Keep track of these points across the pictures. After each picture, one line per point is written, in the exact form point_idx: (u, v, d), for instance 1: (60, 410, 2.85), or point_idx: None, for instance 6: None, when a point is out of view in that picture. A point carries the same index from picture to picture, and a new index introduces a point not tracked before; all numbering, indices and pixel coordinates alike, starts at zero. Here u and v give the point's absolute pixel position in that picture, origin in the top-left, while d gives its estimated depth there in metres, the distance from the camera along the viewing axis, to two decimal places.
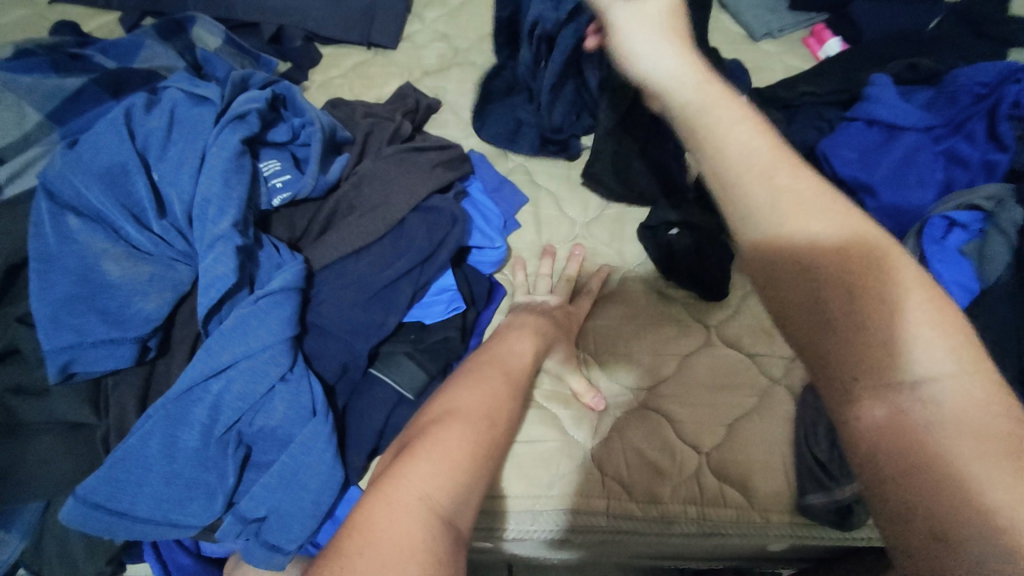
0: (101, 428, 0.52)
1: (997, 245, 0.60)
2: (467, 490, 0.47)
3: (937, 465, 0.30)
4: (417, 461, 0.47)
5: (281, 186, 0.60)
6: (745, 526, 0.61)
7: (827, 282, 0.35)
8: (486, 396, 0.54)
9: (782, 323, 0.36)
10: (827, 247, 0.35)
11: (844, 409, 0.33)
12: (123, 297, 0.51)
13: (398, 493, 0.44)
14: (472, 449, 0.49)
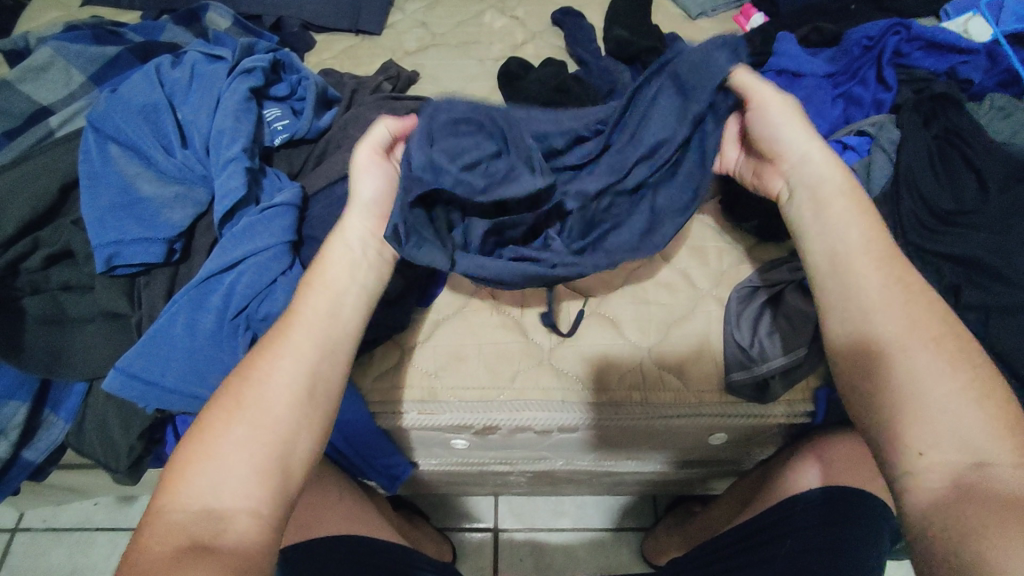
0: (135, 316, 0.63)
1: (881, 161, 0.72)
2: (241, 479, 0.44)
3: (992, 519, 0.41)
4: (181, 473, 0.44)
5: (281, 129, 0.72)
6: (683, 406, 0.70)
7: (917, 376, 0.47)
8: (266, 373, 0.48)
9: (872, 391, 0.48)
10: (915, 350, 0.48)
11: (911, 467, 0.45)
12: (154, 207, 0.63)
13: (158, 520, 0.42)
14: (239, 438, 0.45)
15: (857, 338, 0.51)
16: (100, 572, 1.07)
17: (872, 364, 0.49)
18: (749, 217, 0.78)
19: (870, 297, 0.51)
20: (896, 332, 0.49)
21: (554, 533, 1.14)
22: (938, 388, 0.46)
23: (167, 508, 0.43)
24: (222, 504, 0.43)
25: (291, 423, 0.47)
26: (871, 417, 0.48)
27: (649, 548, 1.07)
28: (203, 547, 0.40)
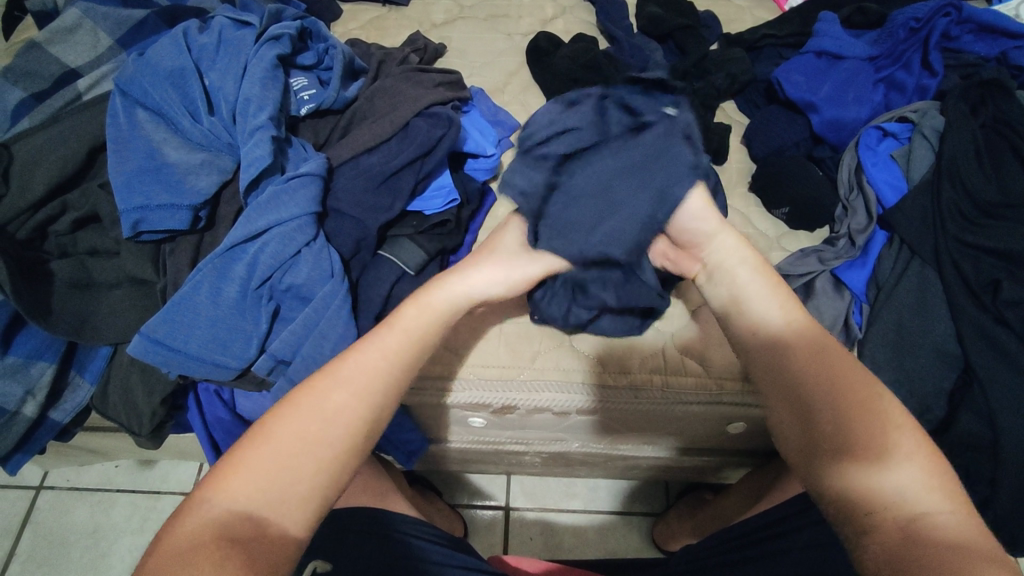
0: (160, 283, 0.63)
1: (921, 150, 0.71)
2: (290, 493, 0.41)
3: (948, 553, 0.37)
4: (229, 469, 0.41)
5: (307, 98, 0.71)
6: (704, 394, 0.69)
7: (844, 394, 0.44)
8: (338, 389, 0.45)
9: (798, 410, 0.46)
10: (839, 367, 0.46)
11: (864, 496, 0.41)
12: (181, 173, 0.62)
13: (198, 512, 0.39)
14: (295, 449, 0.42)
15: (770, 367, 0.48)
16: (119, 533, 1.10)
17: (792, 387, 0.46)
18: (780, 204, 0.75)
19: (775, 326, 0.49)
20: (809, 351, 0.47)
21: (565, 515, 1.14)
22: (862, 413, 0.43)
23: (210, 498, 0.40)
24: (264, 512, 0.40)
25: (352, 450, 0.44)
26: (798, 437, 0.45)
27: (659, 533, 1.08)
28: (242, 549, 0.38)
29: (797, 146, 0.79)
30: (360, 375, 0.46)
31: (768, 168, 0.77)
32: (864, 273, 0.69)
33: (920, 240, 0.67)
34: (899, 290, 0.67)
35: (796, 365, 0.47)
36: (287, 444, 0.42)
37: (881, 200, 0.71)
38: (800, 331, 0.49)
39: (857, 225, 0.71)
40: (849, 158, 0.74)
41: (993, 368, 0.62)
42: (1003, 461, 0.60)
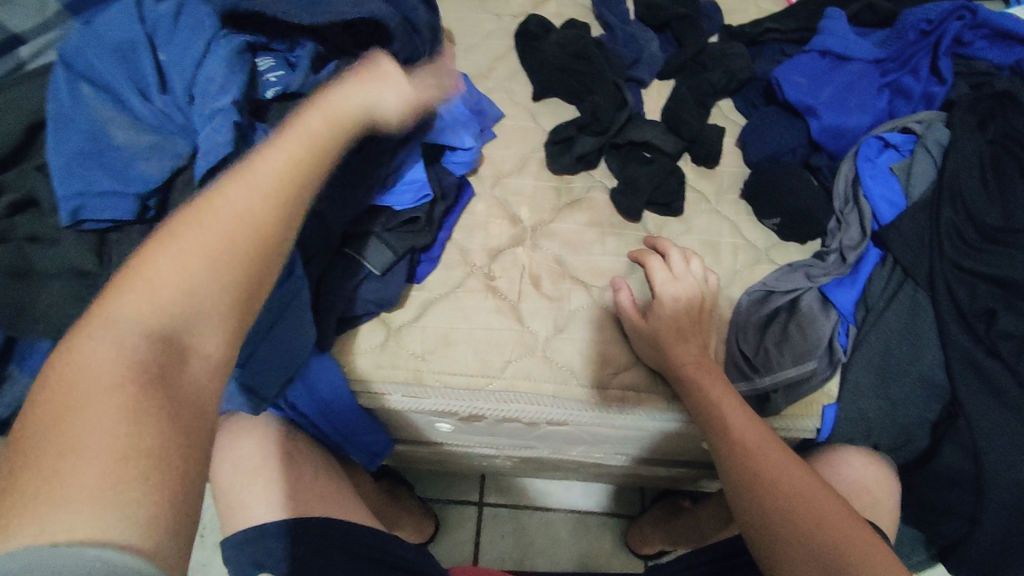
0: (104, 276, 0.59)
1: (922, 164, 0.67)
2: (206, 298, 0.37)
3: (842, 554, 0.49)
4: (139, 272, 0.36)
5: (274, 80, 0.66)
6: (676, 413, 0.67)
7: (822, 527, 0.51)
8: (256, 189, 0.41)
9: (760, 542, 0.54)
10: (785, 485, 0.54)
11: (782, 535, 0.52)
12: (127, 158, 0.58)
13: (74, 356, 0.33)
14: (215, 257, 0.38)
15: (747, 488, 0.56)
16: None
17: (755, 486, 0.55)
18: (772, 214, 0.72)
19: (738, 420, 0.58)
20: (763, 439, 0.57)
21: (538, 513, 1.12)
22: (870, 560, 0.48)
23: (105, 324, 0.34)
24: (171, 327, 0.35)
25: (270, 231, 0.40)
26: (795, 561, 0.50)
27: (632, 537, 1.06)
28: (159, 393, 0.33)
29: (794, 152, 0.75)
30: (267, 181, 0.41)
31: (762, 175, 0.72)
32: (853, 292, 0.65)
33: (915, 262, 0.64)
34: (888, 314, 0.63)
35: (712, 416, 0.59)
36: (214, 235, 0.38)
37: (876, 215, 0.67)
38: (795, 507, 0.53)
39: (849, 240, 0.67)
40: (847, 168, 0.71)
41: (983, 402, 0.59)
42: (986, 498, 0.58)
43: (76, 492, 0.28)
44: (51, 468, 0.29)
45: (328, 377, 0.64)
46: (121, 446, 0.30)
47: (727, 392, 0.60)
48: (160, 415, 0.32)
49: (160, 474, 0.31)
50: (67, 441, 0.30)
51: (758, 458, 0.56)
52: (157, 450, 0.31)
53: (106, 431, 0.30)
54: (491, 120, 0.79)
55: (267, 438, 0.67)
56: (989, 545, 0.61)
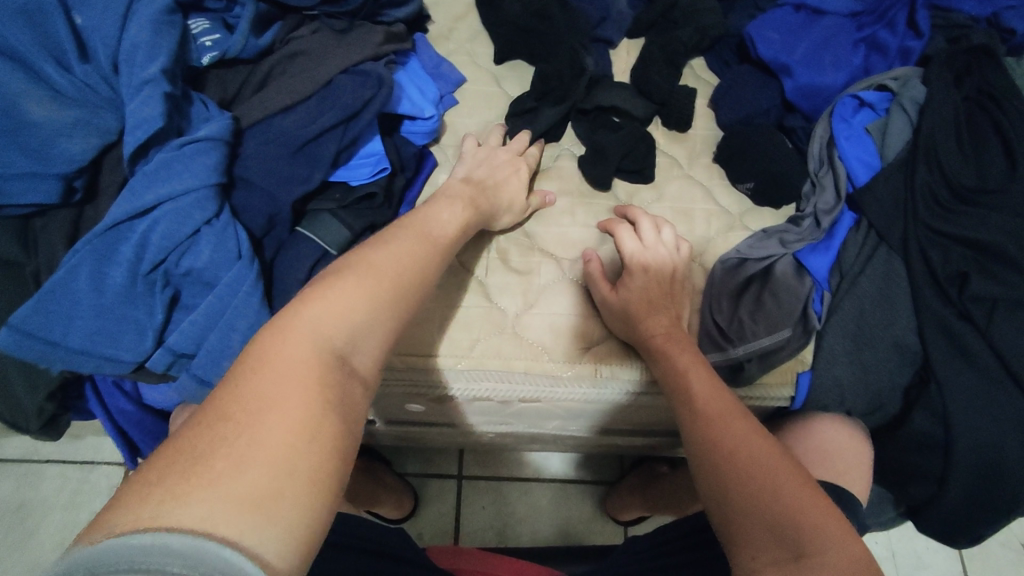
0: (31, 265, 0.54)
1: (898, 123, 0.65)
2: (371, 332, 0.41)
3: (796, 522, 0.44)
4: (311, 295, 0.41)
5: (210, 44, 0.61)
6: (651, 385, 0.66)
7: (778, 496, 0.46)
8: (401, 251, 0.48)
9: (716, 512, 0.49)
10: (743, 452, 0.49)
11: (735, 505, 0.47)
12: (46, 136, 0.52)
13: (288, 338, 0.37)
14: (378, 296, 0.43)
15: (704, 456, 0.51)
16: (48, 507, 1.03)
17: (712, 454, 0.50)
18: (746, 178, 0.70)
19: (702, 387, 0.55)
20: (725, 407, 0.53)
21: (516, 484, 1.12)
22: (828, 535, 0.43)
23: (301, 322, 0.39)
24: (348, 348, 0.40)
25: (415, 298, 0.46)
26: (750, 532, 0.46)
27: (611, 503, 1.07)
28: (335, 403, 0.36)
29: (768, 113, 0.72)
30: (419, 251, 0.49)
31: (734, 139, 0.70)
32: (827, 259, 0.63)
33: (888, 225, 0.62)
34: (862, 279, 0.62)
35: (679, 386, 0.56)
36: (377, 279, 0.44)
37: (853, 178, 0.65)
38: (753, 475, 0.47)
39: (823, 204, 0.65)
40: (822, 129, 0.68)
41: (955, 366, 0.59)
42: (955, 461, 0.59)
43: (249, 477, 0.31)
44: (251, 437, 0.32)
45: None
46: (297, 454, 0.33)
47: (694, 361, 0.57)
48: (333, 419, 0.35)
49: (323, 483, 0.33)
50: (267, 419, 0.33)
51: (716, 425, 0.52)
52: (317, 467, 0.33)
53: (280, 432, 0.33)
54: (453, 85, 0.75)
55: None
56: (955, 504, 0.62)
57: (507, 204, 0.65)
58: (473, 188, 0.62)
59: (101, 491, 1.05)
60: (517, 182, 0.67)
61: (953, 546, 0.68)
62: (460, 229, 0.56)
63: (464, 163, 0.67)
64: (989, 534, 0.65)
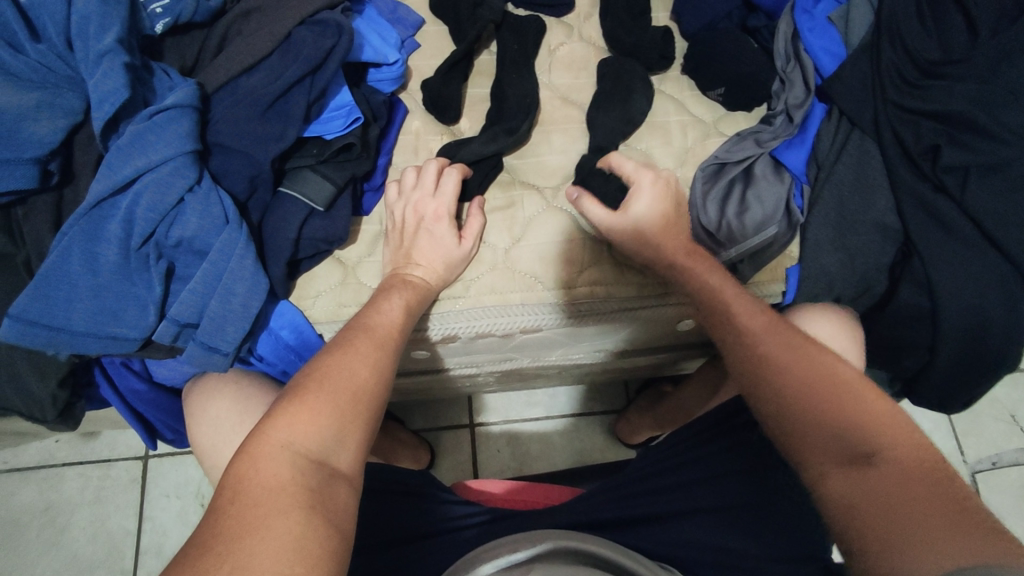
0: (22, 254, 0.54)
1: (860, 9, 0.66)
2: (340, 439, 0.50)
3: (859, 427, 0.48)
4: (279, 418, 0.49)
5: (161, 11, 0.59)
6: (648, 296, 0.68)
7: (846, 409, 0.49)
8: (359, 360, 0.55)
9: (777, 425, 0.52)
10: (802, 371, 0.52)
11: (790, 387, 0.52)
12: (11, 122, 0.51)
13: (266, 459, 0.46)
14: (338, 410, 0.51)
15: (753, 366, 0.54)
16: (76, 506, 1.06)
17: (766, 372, 0.53)
18: (715, 85, 0.70)
19: (745, 308, 0.57)
20: (773, 324, 0.56)
21: (530, 423, 1.16)
22: (887, 434, 0.47)
23: (273, 447, 0.46)
24: (325, 464, 0.48)
25: (373, 392, 0.54)
26: (813, 439, 0.49)
27: (623, 428, 1.11)
28: (318, 510, 0.44)
29: (730, 16, 0.72)
30: (376, 354, 0.56)
31: (701, 46, 0.70)
32: (803, 151, 0.65)
33: (859, 110, 0.64)
34: (839, 168, 0.64)
35: (719, 313, 0.57)
36: (336, 394, 0.52)
37: (819, 69, 0.66)
38: (811, 393, 0.51)
39: (794, 99, 0.67)
40: (785, 24, 0.68)
41: (935, 240, 0.61)
42: (942, 330, 0.61)
43: (262, 565, 0.39)
44: (233, 561, 0.39)
45: (291, 321, 0.63)
46: (297, 551, 0.41)
47: (729, 282, 0.59)
48: (320, 520, 0.43)
49: (315, 565, 0.41)
50: (247, 545, 0.40)
51: (767, 352, 0.54)
52: (318, 557, 0.41)
53: (285, 534, 0.41)
54: (412, 28, 0.75)
55: (240, 394, 0.64)
56: (945, 372, 0.65)
57: (441, 266, 0.65)
58: (399, 265, 0.65)
59: (125, 484, 1.07)
60: (445, 203, 0.65)
61: (945, 413, 0.72)
62: (406, 314, 0.61)
63: (401, 199, 0.67)
64: (980, 396, 0.69)
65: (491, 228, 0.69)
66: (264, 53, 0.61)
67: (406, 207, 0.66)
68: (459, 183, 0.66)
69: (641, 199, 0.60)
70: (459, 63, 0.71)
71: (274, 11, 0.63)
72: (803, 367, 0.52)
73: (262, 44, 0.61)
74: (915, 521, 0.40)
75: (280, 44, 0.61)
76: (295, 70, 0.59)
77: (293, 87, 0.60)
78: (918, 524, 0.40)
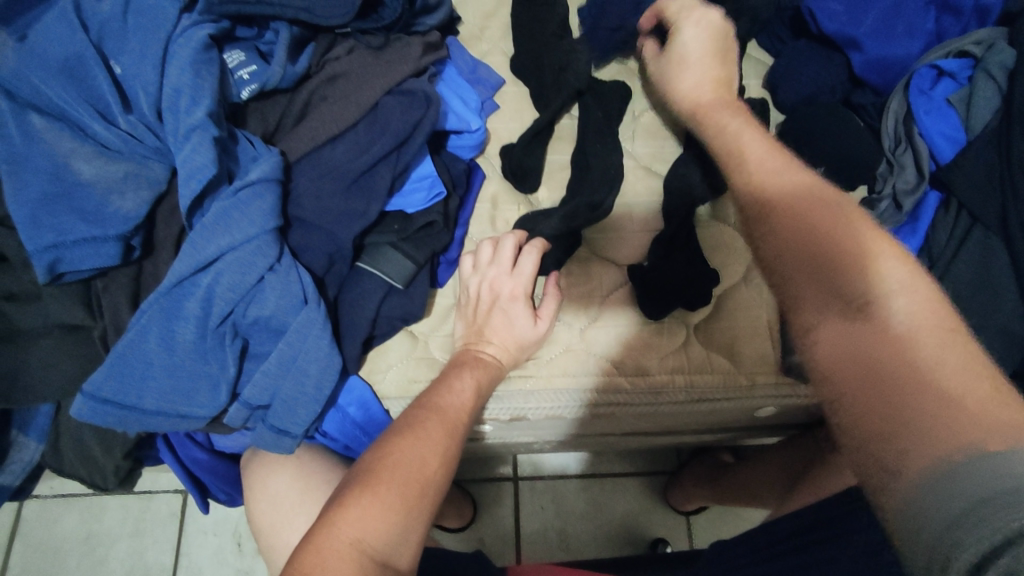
0: (98, 328, 0.53)
1: (985, 91, 0.60)
2: (405, 538, 0.47)
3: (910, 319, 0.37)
4: (346, 511, 0.46)
5: (248, 77, 0.58)
6: (732, 389, 0.63)
7: (869, 271, 0.41)
8: (428, 446, 0.52)
9: (794, 267, 0.44)
10: (830, 255, 0.43)
11: (819, 263, 0.43)
12: (99, 196, 0.50)
13: (330, 559, 0.43)
14: (405, 505, 0.47)
15: (776, 243, 0.46)
16: (115, 536, 1.05)
17: (806, 238, 0.44)
18: (814, 163, 0.65)
19: (781, 176, 0.49)
20: (812, 190, 0.47)
21: (576, 481, 1.11)
22: (924, 330, 0.37)
23: (338, 544, 0.44)
24: (388, 567, 0.44)
25: (439, 484, 0.51)
26: (804, 294, 0.43)
27: (675, 496, 1.06)
28: None
29: (833, 90, 0.68)
30: (446, 440, 0.53)
31: (802, 121, 0.66)
32: (915, 242, 0.61)
33: (984, 207, 0.58)
34: (954, 266, 0.58)
35: (765, 183, 0.49)
36: (405, 486, 0.48)
37: (936, 155, 0.61)
38: (866, 259, 0.41)
39: (904, 184, 0.62)
40: (897, 103, 0.64)
41: None
42: None
43: None
44: None
45: (359, 399, 0.60)
46: None
47: (774, 155, 0.51)
48: None
49: None
50: None
51: (790, 215, 0.46)
52: None
53: None
54: (492, 90, 0.73)
55: (301, 471, 0.61)
56: None
57: (514, 347, 0.61)
58: (471, 341, 0.62)
59: (164, 518, 1.05)
60: (520, 282, 0.62)
61: None
62: (476, 395, 0.58)
63: (476, 273, 0.63)
64: None
65: (566, 306, 0.66)
66: (352, 123, 0.59)
67: (479, 283, 0.62)
68: (537, 260, 0.62)
69: (689, 31, 0.63)
70: (541, 131, 0.68)
71: (360, 78, 0.61)
72: (846, 229, 0.43)
73: (348, 113, 0.59)
74: (950, 418, 0.32)
75: (365, 114, 0.59)
76: (383, 141, 0.58)
77: (381, 159, 0.58)
78: (927, 432, 0.33)
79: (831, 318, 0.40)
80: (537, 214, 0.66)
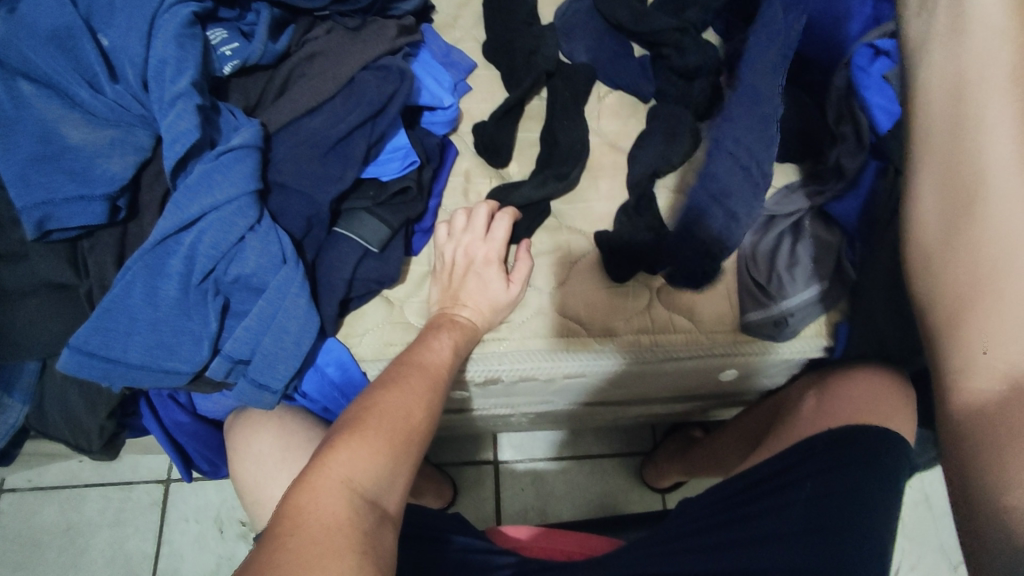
0: (84, 287, 0.55)
1: None
2: (391, 481, 0.49)
3: None
4: (337, 452, 0.48)
5: (230, 54, 0.61)
6: (695, 348, 0.66)
7: None
8: (412, 398, 0.54)
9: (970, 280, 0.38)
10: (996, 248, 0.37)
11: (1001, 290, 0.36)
12: (87, 159, 0.53)
13: (322, 494, 0.45)
14: (392, 450, 0.50)
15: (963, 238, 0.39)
16: (96, 527, 1.05)
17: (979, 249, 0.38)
18: None
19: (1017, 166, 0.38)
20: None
21: (554, 463, 1.14)
22: None
23: (329, 482, 0.45)
24: (376, 505, 0.47)
25: (422, 435, 0.53)
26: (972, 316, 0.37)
27: (650, 473, 1.09)
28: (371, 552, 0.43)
29: None
30: (427, 393, 0.56)
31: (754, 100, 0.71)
32: (857, 204, 0.66)
33: None
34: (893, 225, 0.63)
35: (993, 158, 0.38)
36: (391, 433, 0.51)
37: (876, 127, 0.66)
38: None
39: (847, 152, 0.67)
40: (840, 79, 0.69)
41: None
42: None
43: None
44: None
45: (337, 359, 0.62)
46: None
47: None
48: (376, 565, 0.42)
49: None
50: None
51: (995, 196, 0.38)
52: None
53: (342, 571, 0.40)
54: (465, 72, 0.77)
55: (282, 429, 0.64)
56: None
57: (487, 308, 0.64)
58: (446, 305, 0.65)
59: (145, 507, 1.06)
60: (494, 247, 0.66)
61: None
62: (454, 355, 0.61)
63: (451, 240, 0.67)
64: None
65: (538, 271, 0.69)
66: (329, 95, 0.62)
67: (453, 249, 0.66)
68: (508, 228, 0.67)
69: None
70: (512, 109, 0.73)
71: (338, 55, 0.65)
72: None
73: (326, 86, 0.62)
74: None
75: (343, 87, 0.63)
76: (359, 110, 0.61)
77: (357, 128, 0.61)
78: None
79: (987, 366, 0.36)
80: (508, 185, 0.71)
